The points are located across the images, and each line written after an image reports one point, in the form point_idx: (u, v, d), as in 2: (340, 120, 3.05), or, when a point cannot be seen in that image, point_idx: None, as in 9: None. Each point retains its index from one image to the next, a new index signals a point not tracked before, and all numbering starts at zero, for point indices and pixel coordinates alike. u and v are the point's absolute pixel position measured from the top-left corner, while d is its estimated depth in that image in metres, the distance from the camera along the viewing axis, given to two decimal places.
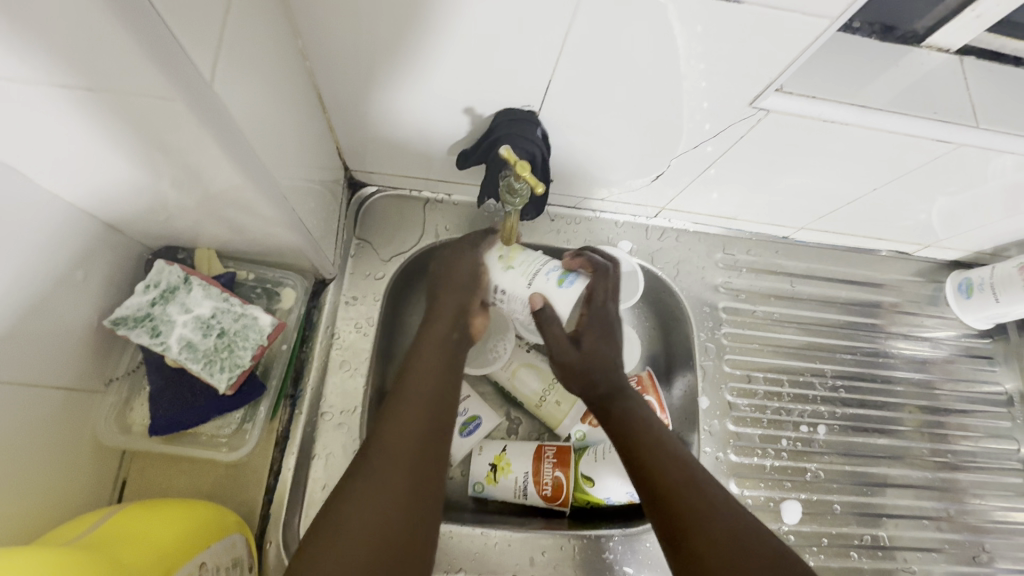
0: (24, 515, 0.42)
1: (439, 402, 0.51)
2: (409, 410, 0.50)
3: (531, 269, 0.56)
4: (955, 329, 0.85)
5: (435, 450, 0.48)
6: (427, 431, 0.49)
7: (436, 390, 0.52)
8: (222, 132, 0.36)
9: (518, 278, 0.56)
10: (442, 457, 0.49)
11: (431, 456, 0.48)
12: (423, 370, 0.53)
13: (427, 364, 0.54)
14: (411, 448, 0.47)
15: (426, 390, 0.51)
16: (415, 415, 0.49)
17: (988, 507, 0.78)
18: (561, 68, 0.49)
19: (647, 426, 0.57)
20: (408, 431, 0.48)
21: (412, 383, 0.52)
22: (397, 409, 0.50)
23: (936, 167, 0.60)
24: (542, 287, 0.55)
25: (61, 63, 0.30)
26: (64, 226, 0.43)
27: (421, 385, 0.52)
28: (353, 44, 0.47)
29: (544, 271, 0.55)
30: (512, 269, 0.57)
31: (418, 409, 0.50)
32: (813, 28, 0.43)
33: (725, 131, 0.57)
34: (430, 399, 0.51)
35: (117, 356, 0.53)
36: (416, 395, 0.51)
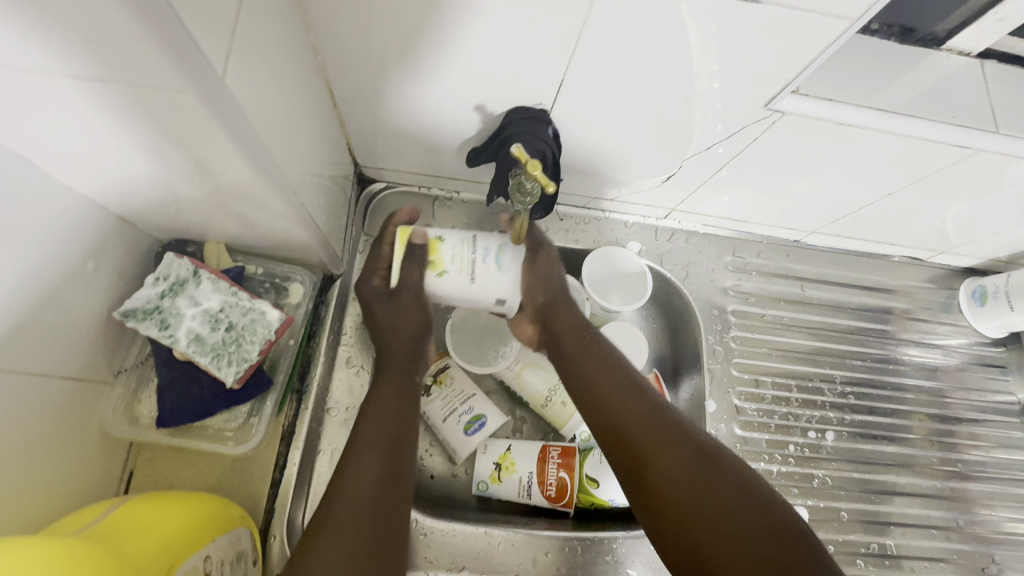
0: (33, 503, 0.42)
1: (397, 434, 0.51)
2: (366, 446, 0.49)
3: (467, 264, 0.54)
4: (968, 337, 0.84)
5: (397, 485, 0.49)
6: (387, 465, 0.49)
7: (394, 424, 0.52)
8: (234, 127, 0.36)
9: (460, 277, 0.54)
10: (404, 492, 0.49)
11: (393, 488, 0.48)
12: (382, 408, 0.53)
13: (385, 398, 0.53)
14: (374, 483, 0.47)
15: (384, 426, 0.51)
16: (375, 451, 0.49)
17: (997, 518, 0.77)
18: (574, 66, 0.49)
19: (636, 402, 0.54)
20: (370, 466, 0.48)
21: (372, 421, 0.51)
22: (357, 443, 0.50)
23: (952, 173, 0.59)
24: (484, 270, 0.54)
25: (72, 54, 0.30)
26: (75, 216, 0.43)
27: (382, 422, 0.51)
28: (365, 40, 0.47)
29: (480, 258, 0.55)
30: (446, 273, 0.54)
31: (376, 445, 0.50)
32: (833, 28, 0.43)
33: (738, 133, 0.56)
34: (389, 435, 0.51)
35: (126, 348, 0.53)
36: (375, 433, 0.50)
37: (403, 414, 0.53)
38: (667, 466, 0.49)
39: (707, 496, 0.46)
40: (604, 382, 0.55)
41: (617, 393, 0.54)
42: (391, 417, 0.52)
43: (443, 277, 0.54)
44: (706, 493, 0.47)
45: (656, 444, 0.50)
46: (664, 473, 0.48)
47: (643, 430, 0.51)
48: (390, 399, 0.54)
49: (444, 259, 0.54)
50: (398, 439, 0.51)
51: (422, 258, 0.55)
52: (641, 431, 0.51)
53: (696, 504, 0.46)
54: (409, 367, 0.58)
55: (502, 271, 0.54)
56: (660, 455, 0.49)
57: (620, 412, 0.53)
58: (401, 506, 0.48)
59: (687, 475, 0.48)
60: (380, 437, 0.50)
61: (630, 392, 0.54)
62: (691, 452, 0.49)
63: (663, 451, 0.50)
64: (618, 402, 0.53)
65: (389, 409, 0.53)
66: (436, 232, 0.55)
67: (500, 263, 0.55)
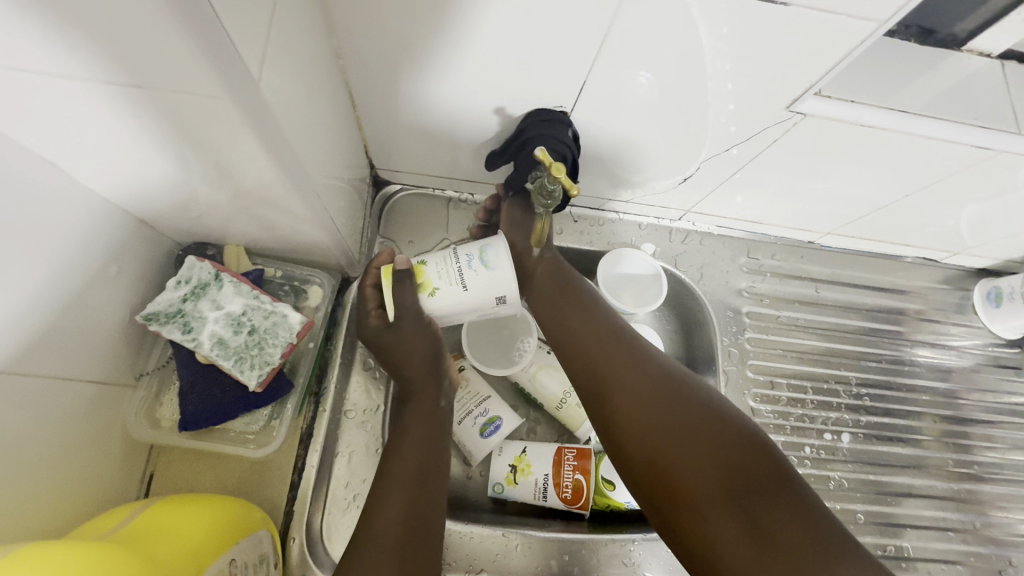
0: (59, 505, 0.42)
1: (423, 471, 0.51)
2: (395, 483, 0.50)
3: (454, 275, 0.55)
4: (983, 338, 0.84)
5: (427, 524, 0.48)
6: (416, 498, 0.49)
7: (420, 460, 0.52)
8: (264, 131, 0.36)
9: (452, 289, 0.55)
10: (434, 531, 0.49)
11: (422, 522, 0.48)
12: (408, 441, 0.53)
13: (411, 431, 0.54)
14: (404, 517, 0.48)
15: (412, 459, 0.52)
16: (403, 485, 0.50)
17: (1013, 520, 0.76)
18: (596, 68, 0.48)
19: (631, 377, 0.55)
20: (399, 500, 0.48)
21: (400, 457, 0.52)
22: (385, 477, 0.50)
23: (972, 174, 0.59)
24: (471, 274, 0.54)
25: (106, 58, 0.30)
26: (99, 219, 0.43)
27: (409, 457, 0.52)
28: (387, 42, 0.47)
29: (465, 264, 0.55)
30: (435, 289, 0.55)
31: (404, 479, 0.50)
32: (859, 31, 0.43)
33: (756, 135, 0.56)
34: (416, 467, 0.51)
35: (147, 350, 0.53)
36: (402, 467, 0.51)
37: (428, 448, 0.54)
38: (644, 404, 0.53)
39: (680, 425, 0.51)
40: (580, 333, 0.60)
41: (594, 342, 0.59)
42: (418, 450, 0.53)
43: (437, 294, 0.55)
44: (681, 424, 0.51)
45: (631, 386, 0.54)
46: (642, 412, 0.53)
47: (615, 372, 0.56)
48: (415, 433, 0.54)
49: (431, 279, 0.55)
50: (425, 472, 0.51)
51: (411, 283, 0.56)
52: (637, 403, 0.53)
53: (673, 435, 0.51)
54: (433, 397, 0.58)
55: (490, 268, 0.54)
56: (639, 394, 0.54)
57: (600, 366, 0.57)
58: (431, 543, 0.48)
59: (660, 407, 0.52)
60: (407, 472, 0.51)
61: (603, 345, 0.58)
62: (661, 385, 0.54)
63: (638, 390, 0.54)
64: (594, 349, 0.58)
65: (415, 444, 0.53)
66: (417, 257, 0.57)
67: (485, 262, 0.54)
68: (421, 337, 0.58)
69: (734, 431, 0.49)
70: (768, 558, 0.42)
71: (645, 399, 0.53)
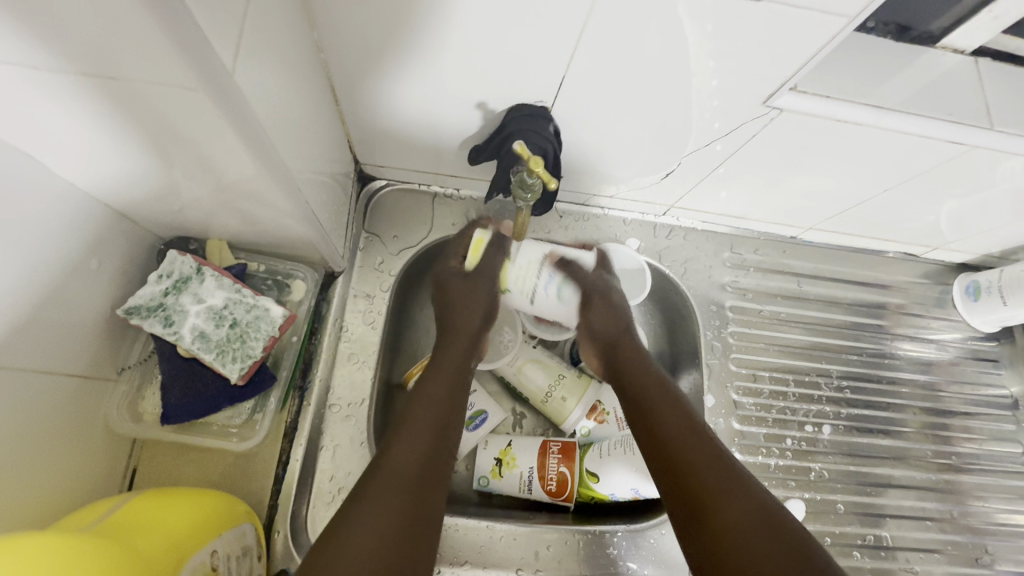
0: (39, 498, 0.42)
1: (443, 423, 0.52)
2: (413, 427, 0.50)
3: (529, 289, 0.62)
4: (962, 331, 0.85)
5: (435, 471, 0.49)
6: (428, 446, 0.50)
7: (443, 410, 0.53)
8: (242, 124, 0.37)
9: (522, 298, 0.63)
10: (441, 481, 0.49)
11: (432, 471, 0.49)
12: (431, 390, 0.54)
13: (436, 382, 0.55)
14: (414, 464, 0.48)
15: (431, 410, 0.52)
16: (418, 433, 0.50)
17: (990, 509, 0.78)
18: (575, 63, 0.49)
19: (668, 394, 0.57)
20: (414, 444, 0.49)
21: (420, 401, 0.53)
22: (402, 424, 0.51)
23: (949, 169, 0.60)
24: (543, 298, 0.62)
25: (80, 50, 0.30)
26: (78, 213, 0.43)
27: (429, 404, 0.52)
28: (367, 38, 0.47)
29: (543, 285, 0.62)
30: (510, 291, 0.63)
31: (420, 426, 0.51)
32: (831, 26, 0.43)
33: (736, 130, 0.57)
34: (434, 418, 0.52)
35: (129, 345, 0.53)
36: (420, 413, 0.51)
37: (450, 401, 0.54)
38: (722, 504, 0.48)
39: (744, 503, 0.48)
40: (668, 413, 0.56)
41: (678, 420, 0.55)
42: (442, 399, 0.54)
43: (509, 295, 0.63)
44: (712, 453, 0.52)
45: (722, 484, 0.49)
46: (717, 506, 0.48)
47: (696, 459, 0.51)
48: (440, 385, 0.55)
49: (510, 281, 0.62)
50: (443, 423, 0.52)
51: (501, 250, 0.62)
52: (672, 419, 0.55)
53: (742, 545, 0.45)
54: (462, 355, 0.59)
55: (560, 301, 0.63)
56: (721, 493, 0.48)
57: (682, 447, 0.53)
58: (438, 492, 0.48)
59: (742, 515, 0.47)
60: (428, 418, 0.51)
61: (693, 432, 0.54)
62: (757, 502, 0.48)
63: (722, 489, 0.49)
64: (679, 435, 0.54)
65: (437, 395, 0.54)
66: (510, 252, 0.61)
67: (559, 294, 0.62)
68: (485, 296, 0.63)
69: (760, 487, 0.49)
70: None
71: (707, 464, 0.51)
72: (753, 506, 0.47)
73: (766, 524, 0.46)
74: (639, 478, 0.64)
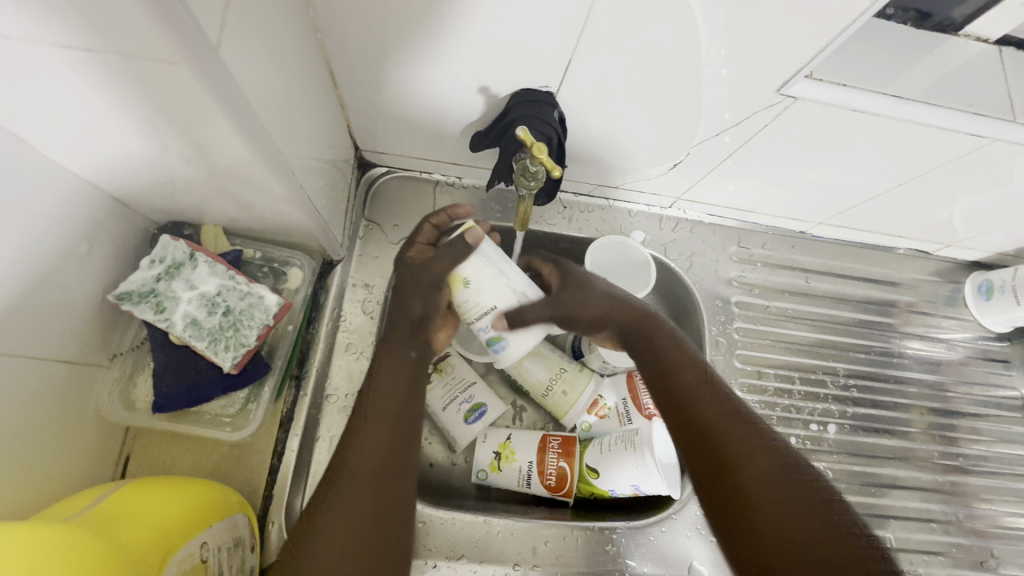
0: (27, 486, 0.42)
1: (400, 411, 0.51)
2: (371, 419, 0.49)
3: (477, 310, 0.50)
4: (973, 331, 0.83)
5: (400, 458, 0.48)
6: (392, 437, 0.49)
7: (399, 400, 0.51)
8: (231, 104, 0.35)
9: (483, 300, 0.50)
10: (408, 468, 0.48)
11: (397, 463, 0.48)
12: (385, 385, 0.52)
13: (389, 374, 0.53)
14: (375, 456, 0.47)
15: (387, 403, 0.51)
16: (376, 425, 0.49)
17: (996, 512, 0.76)
18: (582, 46, 0.47)
19: (693, 368, 0.57)
20: (374, 439, 0.48)
21: (376, 394, 0.51)
22: (361, 420, 0.50)
23: (966, 163, 0.58)
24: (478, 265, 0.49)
25: (57, 21, 0.28)
26: (67, 196, 0.42)
27: (385, 394, 0.51)
28: (365, 17, 0.45)
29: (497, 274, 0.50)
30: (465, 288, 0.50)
31: (382, 422, 0.49)
32: (851, 9, 0.41)
33: (747, 120, 0.55)
34: (393, 409, 0.50)
35: (122, 331, 0.52)
36: (376, 406, 0.50)
37: (410, 394, 0.52)
38: (746, 465, 0.50)
39: (788, 489, 0.48)
40: (703, 398, 0.54)
41: (715, 403, 0.54)
42: (395, 390, 0.52)
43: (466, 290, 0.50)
44: (743, 425, 0.53)
45: (747, 443, 0.51)
46: (749, 468, 0.49)
47: (733, 434, 0.52)
48: (393, 377, 0.53)
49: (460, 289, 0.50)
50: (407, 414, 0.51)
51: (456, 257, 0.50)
52: (704, 405, 0.54)
53: (778, 504, 0.47)
54: (414, 338, 0.55)
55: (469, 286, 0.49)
56: (748, 457, 0.50)
57: (714, 421, 0.53)
58: (410, 477, 0.48)
59: (772, 475, 0.49)
60: (385, 408, 0.50)
61: (727, 412, 0.53)
62: (782, 460, 0.50)
63: (752, 454, 0.50)
64: (718, 414, 0.53)
65: (394, 388, 0.52)
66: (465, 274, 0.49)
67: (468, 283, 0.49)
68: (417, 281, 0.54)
69: (783, 458, 0.51)
70: (803, 549, 0.45)
71: (748, 452, 0.50)
72: (779, 464, 0.50)
73: (786, 479, 0.49)
74: (636, 473, 0.62)
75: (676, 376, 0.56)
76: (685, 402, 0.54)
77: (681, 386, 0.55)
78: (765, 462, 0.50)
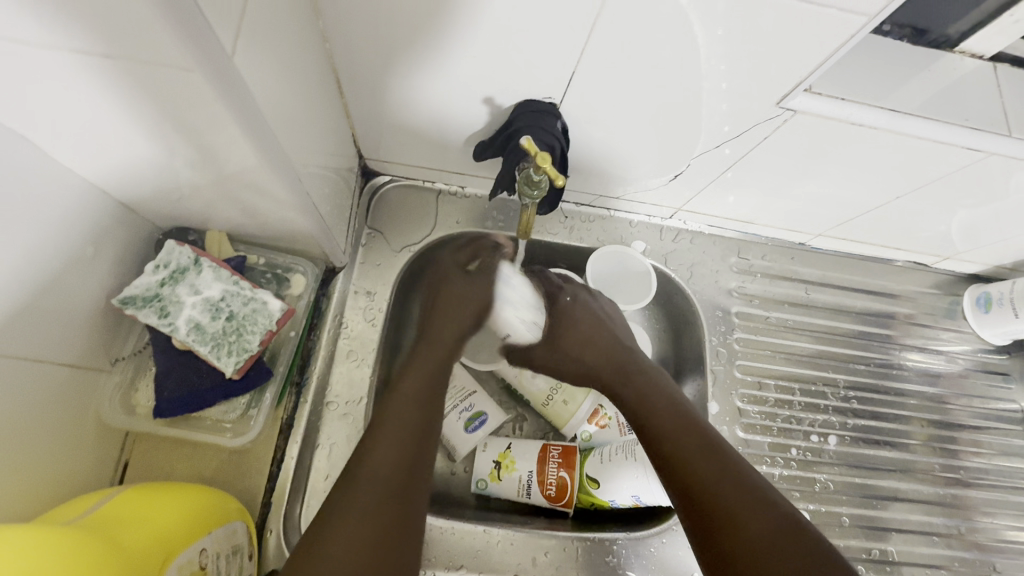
0: (27, 490, 0.41)
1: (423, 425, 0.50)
2: (392, 427, 0.49)
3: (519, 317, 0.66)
4: (972, 344, 0.84)
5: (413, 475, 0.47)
6: (409, 450, 0.48)
7: (422, 410, 0.51)
8: (242, 111, 0.36)
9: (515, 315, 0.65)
10: (420, 486, 0.47)
11: (411, 478, 0.46)
12: (408, 394, 0.52)
13: (413, 383, 0.53)
14: (392, 468, 0.46)
15: (411, 413, 0.50)
16: (395, 434, 0.48)
17: (997, 525, 0.76)
18: (585, 59, 0.48)
19: (681, 413, 0.54)
20: (391, 451, 0.47)
21: (395, 401, 0.51)
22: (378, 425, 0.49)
23: (963, 177, 0.59)
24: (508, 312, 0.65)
25: (69, 27, 0.29)
26: (75, 200, 0.43)
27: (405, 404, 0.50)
28: (371, 28, 0.46)
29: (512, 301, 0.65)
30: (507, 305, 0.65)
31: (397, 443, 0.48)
32: (849, 25, 0.42)
33: (747, 133, 0.56)
34: (417, 418, 0.50)
35: (124, 335, 0.52)
36: (395, 413, 0.49)
37: (429, 407, 0.51)
38: (741, 520, 0.45)
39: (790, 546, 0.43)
40: (692, 445, 0.51)
41: (714, 455, 0.50)
42: (420, 399, 0.52)
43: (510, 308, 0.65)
44: (735, 475, 0.48)
45: (742, 495, 0.46)
46: (738, 523, 0.45)
47: (727, 487, 0.47)
48: (416, 386, 0.53)
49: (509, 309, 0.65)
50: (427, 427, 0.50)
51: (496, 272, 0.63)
52: (692, 452, 0.50)
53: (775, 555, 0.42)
54: (446, 351, 0.58)
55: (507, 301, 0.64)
56: (742, 513, 0.45)
57: (703, 470, 0.49)
58: (418, 498, 0.46)
59: (769, 532, 0.44)
60: (408, 418, 0.49)
61: (717, 459, 0.49)
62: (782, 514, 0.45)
63: (746, 508, 0.46)
64: (712, 465, 0.49)
65: (414, 399, 0.51)
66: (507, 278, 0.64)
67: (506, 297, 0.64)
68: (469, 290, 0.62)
69: (779, 512, 0.45)
70: None
71: (745, 507, 0.45)
72: (778, 520, 0.45)
73: (789, 538, 0.43)
74: (637, 484, 0.63)
75: (669, 427, 0.53)
76: (677, 453, 0.51)
77: (670, 436, 0.52)
78: (760, 519, 0.45)
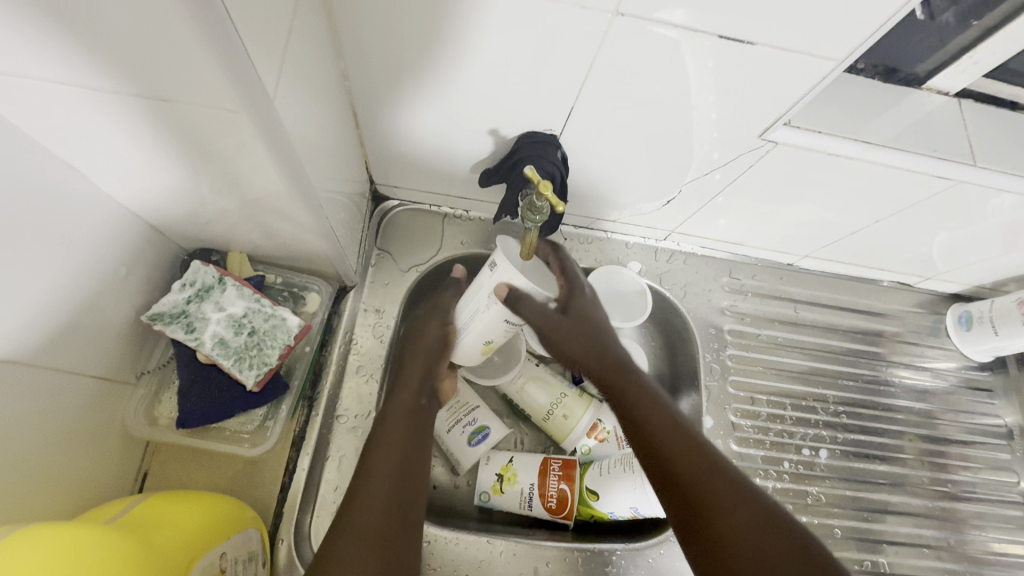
0: (57, 496, 0.44)
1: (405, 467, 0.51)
2: (374, 476, 0.49)
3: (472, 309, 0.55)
4: (957, 361, 0.87)
5: (404, 516, 0.48)
6: (394, 494, 0.49)
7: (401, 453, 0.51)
8: (277, 146, 0.39)
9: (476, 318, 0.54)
10: (413, 527, 0.48)
11: (401, 522, 0.47)
12: (388, 439, 0.52)
13: (393, 428, 0.53)
14: (379, 516, 0.46)
15: (392, 458, 0.51)
16: (379, 484, 0.48)
17: (986, 538, 0.78)
18: (584, 94, 0.52)
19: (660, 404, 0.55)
20: (376, 500, 0.47)
21: (377, 446, 0.51)
22: (362, 474, 0.49)
23: (939, 202, 0.63)
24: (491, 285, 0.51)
25: (129, 71, 0.33)
26: (113, 223, 0.46)
27: (385, 448, 0.51)
28: (387, 65, 0.50)
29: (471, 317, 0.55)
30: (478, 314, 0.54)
31: (383, 475, 0.49)
32: (819, 67, 0.47)
33: (734, 161, 0.60)
34: (397, 461, 0.51)
35: (149, 351, 0.55)
36: (378, 463, 0.50)
37: (410, 448, 0.52)
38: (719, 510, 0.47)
39: (762, 533, 0.45)
40: (674, 439, 0.52)
41: (696, 448, 0.51)
42: (397, 442, 0.52)
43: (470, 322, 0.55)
44: (713, 469, 0.50)
45: (720, 487, 0.48)
46: (722, 515, 0.47)
47: (711, 481, 0.49)
48: (397, 431, 0.53)
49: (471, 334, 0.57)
50: (409, 468, 0.51)
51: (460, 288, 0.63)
52: (672, 445, 0.52)
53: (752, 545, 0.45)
54: (419, 387, 0.58)
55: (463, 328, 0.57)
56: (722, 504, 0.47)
57: (688, 468, 0.50)
58: (411, 538, 0.47)
59: (745, 522, 0.46)
60: (388, 465, 0.50)
61: (697, 453, 0.51)
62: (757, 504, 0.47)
63: (726, 498, 0.48)
64: (695, 461, 0.50)
65: (394, 443, 0.52)
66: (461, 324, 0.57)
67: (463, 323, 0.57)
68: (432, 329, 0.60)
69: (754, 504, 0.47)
70: None
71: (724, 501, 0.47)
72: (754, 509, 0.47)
73: (763, 527, 0.46)
74: (635, 496, 0.64)
75: (655, 422, 0.54)
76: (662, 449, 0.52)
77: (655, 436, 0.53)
78: (740, 510, 0.47)
